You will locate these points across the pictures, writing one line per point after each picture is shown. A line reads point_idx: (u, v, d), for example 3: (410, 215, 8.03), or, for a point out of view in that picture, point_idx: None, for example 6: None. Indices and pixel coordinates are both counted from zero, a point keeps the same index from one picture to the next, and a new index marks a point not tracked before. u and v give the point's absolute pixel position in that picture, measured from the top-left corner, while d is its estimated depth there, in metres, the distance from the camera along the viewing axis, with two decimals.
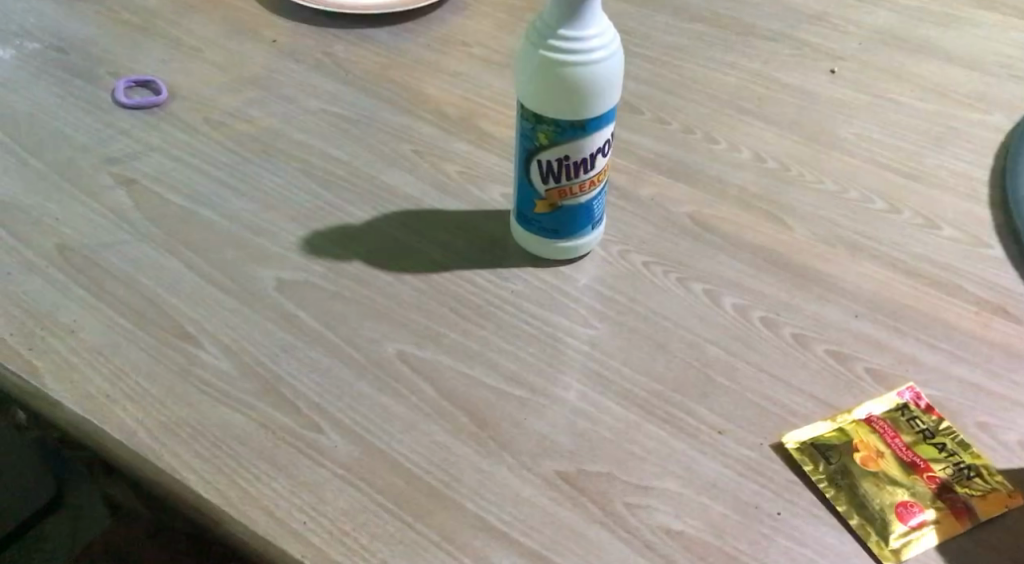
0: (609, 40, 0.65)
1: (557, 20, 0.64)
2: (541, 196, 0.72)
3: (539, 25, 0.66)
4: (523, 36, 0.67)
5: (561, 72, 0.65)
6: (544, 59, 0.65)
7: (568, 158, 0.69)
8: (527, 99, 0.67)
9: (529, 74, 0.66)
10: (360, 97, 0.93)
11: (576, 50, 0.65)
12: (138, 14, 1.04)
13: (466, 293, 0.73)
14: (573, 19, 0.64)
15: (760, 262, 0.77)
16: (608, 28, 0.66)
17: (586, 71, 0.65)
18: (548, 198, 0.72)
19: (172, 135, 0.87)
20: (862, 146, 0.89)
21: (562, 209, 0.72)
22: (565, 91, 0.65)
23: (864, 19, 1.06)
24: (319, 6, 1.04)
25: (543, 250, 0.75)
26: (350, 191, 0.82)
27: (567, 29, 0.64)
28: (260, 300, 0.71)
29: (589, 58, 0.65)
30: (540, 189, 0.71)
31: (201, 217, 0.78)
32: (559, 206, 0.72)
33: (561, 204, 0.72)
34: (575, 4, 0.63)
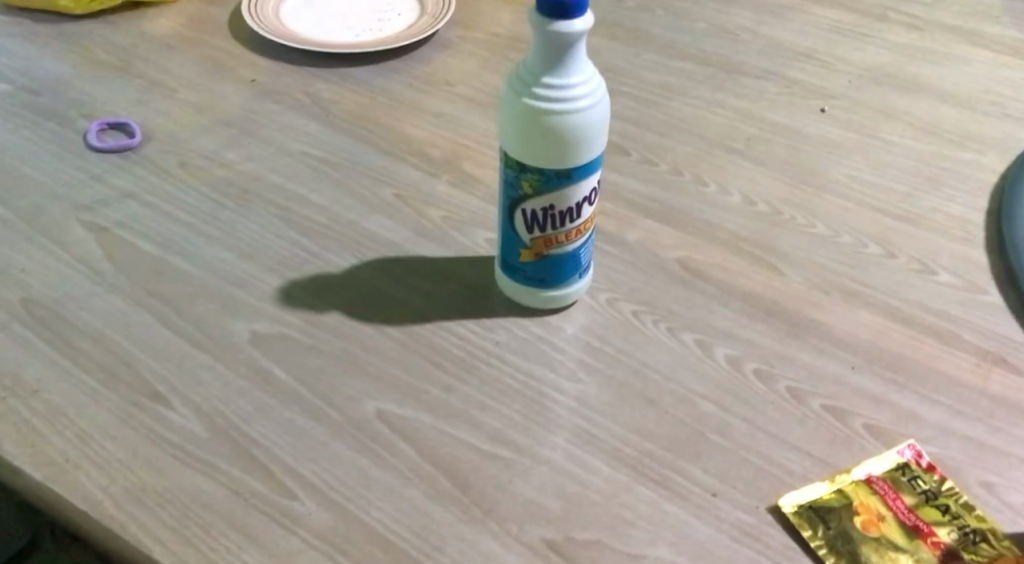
0: (595, 87, 0.63)
1: (541, 67, 0.62)
2: (526, 244, 0.70)
3: (522, 71, 0.63)
4: (505, 83, 0.65)
5: (546, 122, 0.63)
6: (528, 107, 0.63)
7: (554, 206, 0.67)
8: (511, 147, 0.65)
9: (513, 122, 0.64)
10: (341, 139, 0.91)
11: (561, 99, 0.62)
12: (113, 53, 1.02)
13: (448, 345, 0.70)
14: (559, 67, 0.62)
15: (753, 311, 0.74)
16: (594, 75, 0.64)
17: (571, 120, 0.63)
18: (533, 247, 0.69)
19: (146, 180, 0.84)
20: (855, 187, 0.87)
21: (548, 258, 0.70)
22: (550, 140, 0.63)
23: (854, 57, 1.04)
24: (299, 45, 1.02)
25: (528, 299, 0.73)
26: (329, 237, 0.79)
27: (552, 77, 0.62)
28: (234, 355, 0.68)
29: (575, 106, 0.63)
30: (525, 237, 0.69)
31: (174, 267, 0.76)
32: (544, 255, 0.70)
33: (546, 253, 0.70)
34: (561, 52, 0.61)
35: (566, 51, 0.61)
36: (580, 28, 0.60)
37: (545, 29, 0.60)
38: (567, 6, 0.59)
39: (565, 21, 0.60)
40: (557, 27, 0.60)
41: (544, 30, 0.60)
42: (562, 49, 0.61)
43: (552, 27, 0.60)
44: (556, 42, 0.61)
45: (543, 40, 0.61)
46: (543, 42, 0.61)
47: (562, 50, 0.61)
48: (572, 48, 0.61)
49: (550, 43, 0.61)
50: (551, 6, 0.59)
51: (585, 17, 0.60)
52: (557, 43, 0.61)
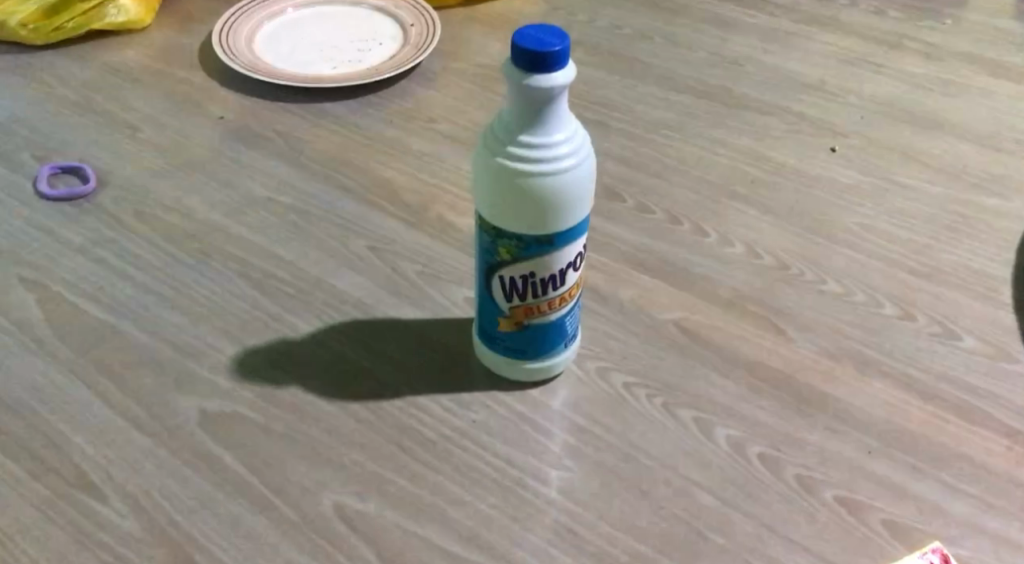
0: (579, 145, 0.57)
1: (518, 124, 0.56)
2: (505, 312, 0.62)
3: (496, 128, 0.57)
4: (477, 140, 0.58)
5: (523, 184, 0.56)
6: (503, 168, 0.56)
7: (534, 273, 0.60)
8: (485, 210, 0.59)
9: (487, 184, 0.58)
10: (312, 183, 0.84)
11: (541, 159, 0.56)
12: (73, 86, 0.95)
13: (418, 424, 0.63)
14: (538, 124, 0.56)
15: (757, 383, 0.67)
16: (578, 133, 0.57)
17: (552, 182, 0.56)
18: (512, 316, 0.62)
19: (97, 232, 0.78)
20: (869, 239, 0.80)
21: (528, 328, 0.63)
22: (529, 204, 0.57)
23: (866, 90, 0.97)
24: (271, 78, 0.95)
25: (508, 370, 0.66)
26: (292, 296, 0.73)
27: (530, 135, 0.56)
28: (179, 438, 0.62)
29: (556, 167, 0.56)
30: (504, 307, 0.62)
31: (121, 333, 0.69)
32: (525, 324, 0.63)
33: (527, 323, 0.63)
34: (539, 108, 0.55)
35: (546, 106, 0.55)
36: (560, 83, 0.54)
37: (522, 83, 0.54)
38: (546, 58, 0.53)
39: (544, 74, 0.54)
40: (535, 81, 0.54)
41: (520, 84, 0.54)
42: (541, 104, 0.55)
43: (530, 81, 0.54)
44: (534, 97, 0.54)
45: (520, 95, 0.55)
46: (519, 97, 0.55)
47: (541, 106, 0.55)
48: (552, 103, 0.55)
49: (527, 98, 0.55)
50: (528, 58, 0.53)
51: (566, 71, 0.54)
52: (536, 98, 0.54)
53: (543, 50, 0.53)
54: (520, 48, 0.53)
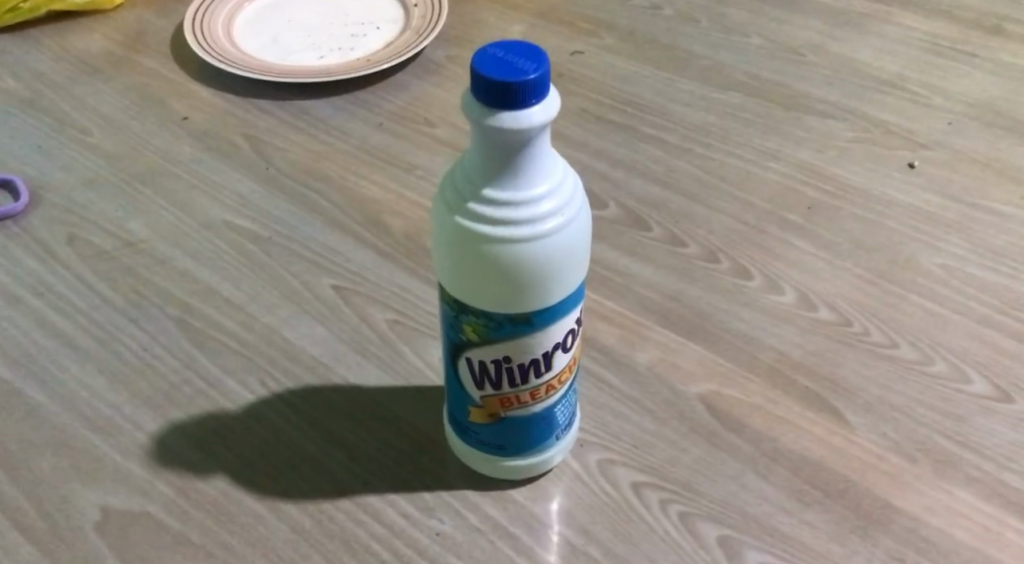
0: (569, 200, 0.43)
1: (484, 174, 0.42)
2: (476, 402, 0.49)
3: (458, 177, 0.43)
4: (436, 191, 0.45)
5: (490, 252, 0.43)
6: (464, 230, 0.43)
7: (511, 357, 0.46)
8: (447, 282, 0.45)
9: (447, 249, 0.44)
10: (279, 203, 0.71)
11: (514, 220, 0.42)
12: (23, 78, 0.83)
13: (367, 537, 0.51)
14: (511, 176, 0.42)
15: (803, 487, 0.53)
16: (567, 184, 0.43)
17: (529, 251, 0.42)
18: (486, 407, 0.49)
19: (18, 263, 0.66)
20: (954, 286, 0.64)
21: (507, 422, 0.49)
22: (499, 278, 0.43)
23: (955, 87, 0.80)
24: (244, 71, 0.82)
25: (485, 465, 0.52)
26: (235, 352, 0.60)
27: (499, 187, 0.42)
28: (70, 548, 0.50)
29: (535, 230, 0.42)
30: (474, 395, 0.48)
31: (24, 399, 0.57)
32: (503, 417, 0.49)
33: (505, 415, 0.49)
34: (511, 154, 0.41)
35: (519, 151, 0.41)
36: (538, 122, 0.40)
37: (486, 121, 0.40)
38: (516, 89, 0.40)
39: (516, 112, 0.40)
40: (502, 119, 0.40)
41: (483, 123, 0.40)
42: (513, 149, 0.41)
43: (497, 119, 0.40)
44: (502, 140, 0.41)
45: (484, 137, 0.41)
46: (484, 140, 0.41)
47: (512, 151, 0.41)
48: (527, 147, 0.41)
49: (492, 141, 0.41)
50: (493, 89, 0.40)
51: (547, 107, 0.41)
52: (504, 142, 0.41)
53: (516, 80, 0.39)
54: (483, 77, 0.40)
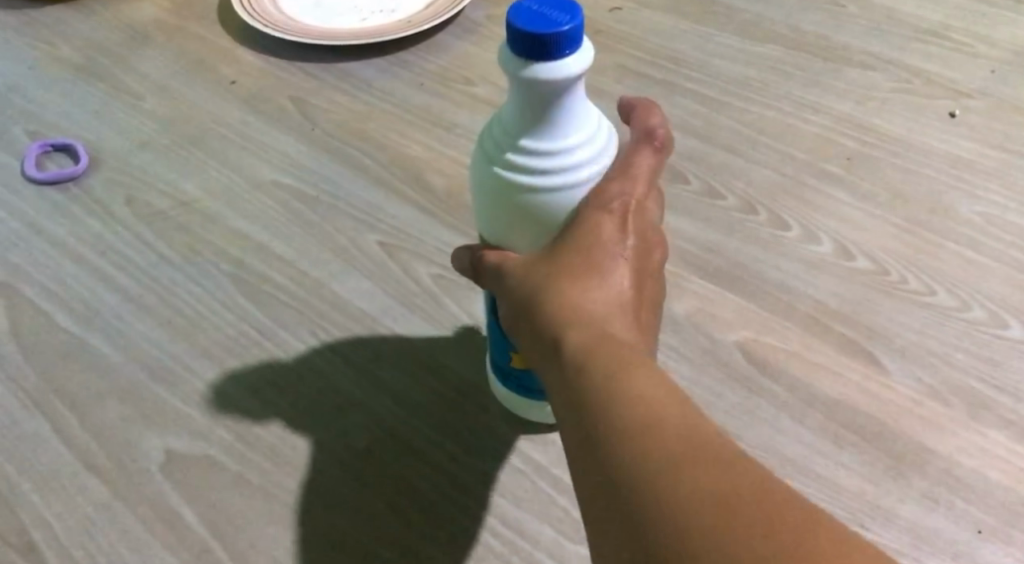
0: (601, 151, 0.45)
1: (521, 127, 0.44)
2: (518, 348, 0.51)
3: (494, 127, 0.45)
4: (474, 151, 0.46)
5: (528, 201, 0.44)
6: (501, 181, 0.44)
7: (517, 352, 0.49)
8: (485, 230, 0.47)
9: (483, 199, 0.46)
10: (326, 162, 0.73)
11: (549, 170, 0.44)
12: (79, 46, 0.86)
13: (415, 480, 0.53)
14: (546, 125, 0.43)
15: (838, 431, 0.54)
16: (601, 135, 0.45)
17: (563, 198, 0.44)
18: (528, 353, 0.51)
19: (81, 223, 0.69)
20: (993, 234, 0.64)
21: None
22: (533, 226, 0.45)
23: (999, 35, 0.80)
24: (289, 34, 0.84)
25: (529, 410, 0.55)
26: (286, 305, 0.63)
27: (535, 138, 0.43)
28: (136, 488, 0.53)
29: (570, 179, 0.44)
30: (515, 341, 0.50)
31: (90, 351, 0.60)
32: None
33: None
34: (547, 105, 0.43)
35: (554, 100, 0.43)
36: (573, 72, 0.42)
37: (522, 72, 0.42)
38: (550, 41, 0.41)
39: (550, 62, 0.41)
40: (538, 70, 0.42)
41: (520, 75, 0.42)
42: (550, 99, 0.43)
43: (531, 69, 0.42)
44: (537, 89, 0.42)
45: (521, 88, 0.42)
46: (520, 91, 0.43)
47: (549, 103, 0.43)
48: (563, 96, 0.43)
49: (529, 93, 0.42)
50: (527, 40, 0.41)
51: (581, 56, 0.42)
52: (541, 92, 0.42)
53: (547, 31, 0.41)
54: (516, 29, 0.41)
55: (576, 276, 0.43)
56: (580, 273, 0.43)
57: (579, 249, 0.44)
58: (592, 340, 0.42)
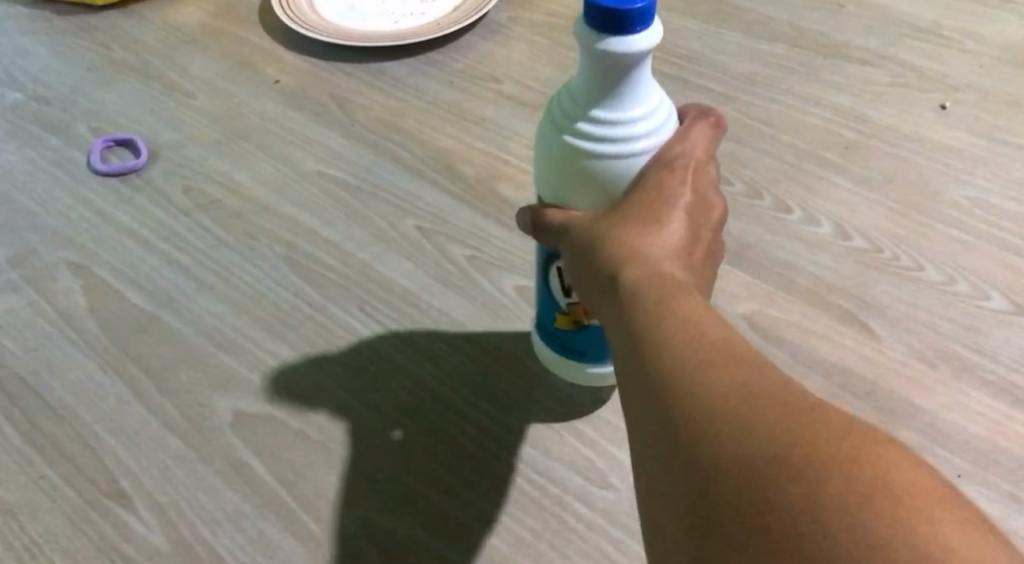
0: (659, 125, 0.50)
1: (590, 97, 0.49)
2: (564, 310, 0.56)
3: (565, 97, 0.50)
4: (544, 118, 0.51)
5: (590, 164, 0.49)
6: (569, 144, 0.49)
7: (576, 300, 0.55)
8: (547, 190, 0.52)
9: (548, 159, 0.51)
10: (366, 155, 0.80)
11: (611, 136, 0.49)
12: (132, 49, 0.93)
13: (457, 434, 0.60)
14: (614, 97, 0.48)
15: (835, 390, 0.60)
16: (661, 111, 0.50)
17: (621, 163, 0.49)
18: (572, 314, 0.56)
19: (145, 211, 0.76)
20: (979, 215, 0.70)
21: (587, 329, 0.57)
22: (592, 185, 0.50)
23: (988, 33, 0.86)
24: (326, 36, 0.90)
25: (572, 373, 0.60)
26: (336, 284, 0.69)
27: (602, 108, 0.49)
28: (210, 443, 0.60)
29: (630, 147, 0.49)
30: (560, 301, 0.56)
31: (161, 325, 0.67)
32: (584, 324, 0.56)
33: (586, 324, 0.56)
34: (615, 77, 0.48)
35: (623, 74, 0.48)
36: (641, 48, 0.47)
37: (596, 45, 0.47)
38: (624, 17, 0.46)
39: (623, 37, 0.46)
40: (611, 43, 0.47)
41: (595, 47, 0.47)
42: (619, 72, 0.48)
43: (605, 43, 0.47)
44: (609, 62, 0.47)
45: (594, 60, 0.47)
46: (593, 63, 0.48)
47: (617, 75, 0.48)
48: (631, 70, 0.48)
49: (601, 66, 0.47)
50: (605, 16, 0.46)
51: (649, 35, 0.47)
52: (611, 65, 0.47)
53: (622, 9, 0.46)
54: (595, 5, 0.46)
55: (636, 223, 0.49)
56: (641, 222, 0.49)
57: (641, 201, 0.49)
58: (650, 274, 0.47)
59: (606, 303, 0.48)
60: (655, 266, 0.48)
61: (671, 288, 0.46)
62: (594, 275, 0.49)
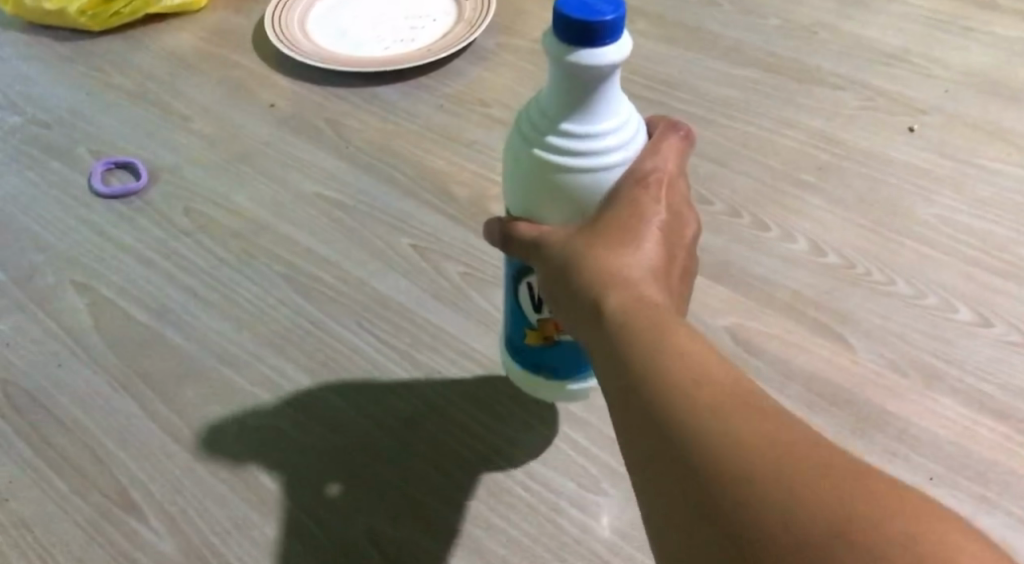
0: (628, 138, 0.49)
1: (560, 110, 0.48)
2: (533, 325, 0.55)
3: (535, 109, 0.50)
4: (514, 130, 0.51)
5: (561, 177, 0.49)
6: (539, 158, 0.48)
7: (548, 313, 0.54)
8: (518, 203, 0.51)
9: (519, 172, 0.50)
10: (361, 176, 0.83)
11: (582, 149, 0.48)
12: (129, 74, 0.95)
13: (455, 444, 0.63)
14: (584, 110, 0.48)
15: (814, 399, 0.64)
16: (630, 123, 0.50)
17: (591, 177, 0.49)
18: (542, 329, 0.55)
19: (147, 231, 0.78)
20: (947, 232, 0.74)
21: (559, 345, 0.55)
22: (563, 198, 0.49)
23: (953, 58, 0.91)
24: (319, 62, 0.93)
25: (543, 391, 0.58)
26: (334, 301, 0.72)
27: (572, 121, 0.48)
28: (217, 455, 0.62)
29: (601, 160, 0.48)
30: (530, 317, 0.55)
31: (166, 341, 0.69)
32: (556, 340, 0.55)
33: (558, 339, 0.55)
34: (585, 89, 0.47)
35: (592, 87, 0.47)
36: (612, 60, 0.46)
37: (566, 58, 0.46)
38: (593, 29, 0.45)
39: (592, 50, 0.46)
40: (580, 56, 0.46)
41: (565, 59, 0.46)
42: (589, 85, 0.47)
43: (575, 55, 0.46)
44: (579, 74, 0.47)
45: (563, 72, 0.47)
46: (562, 75, 0.47)
47: (585, 88, 0.47)
48: (601, 83, 0.47)
49: (571, 78, 0.47)
50: (574, 29, 0.46)
51: (618, 47, 0.47)
52: (581, 77, 0.47)
53: (591, 22, 0.45)
54: (565, 18, 0.46)
55: (613, 242, 0.49)
56: (618, 243, 0.49)
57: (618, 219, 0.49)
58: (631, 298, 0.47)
59: (586, 324, 0.48)
60: (635, 288, 0.48)
61: (651, 312, 0.47)
62: (571, 293, 0.49)
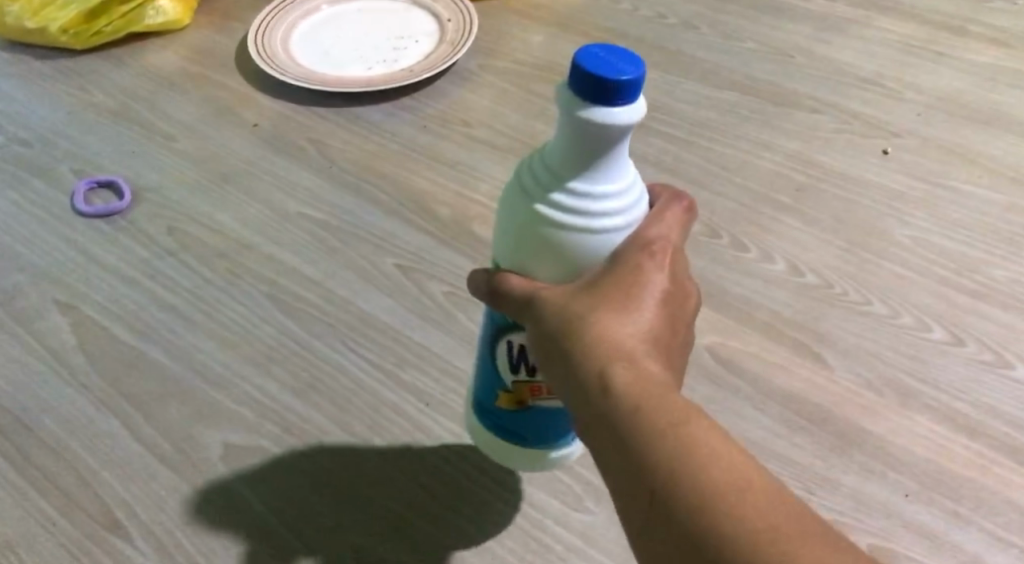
0: (632, 203, 0.47)
1: (566, 166, 0.46)
2: (507, 387, 0.53)
3: (539, 162, 0.48)
4: (513, 181, 0.48)
5: (559, 234, 0.47)
6: (539, 212, 0.46)
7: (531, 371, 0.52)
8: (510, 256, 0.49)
9: (514, 224, 0.48)
10: (344, 196, 0.83)
11: (584, 209, 0.46)
12: (112, 93, 0.95)
13: (442, 467, 0.64)
14: (591, 170, 0.46)
15: (792, 417, 0.65)
16: (637, 188, 0.48)
17: (589, 239, 0.47)
18: (515, 393, 0.53)
19: (131, 251, 0.78)
20: (920, 253, 0.76)
21: (531, 412, 0.53)
22: (560, 256, 0.47)
23: (924, 82, 0.93)
24: (302, 82, 0.94)
25: (507, 458, 0.56)
26: (319, 320, 0.72)
27: (577, 178, 0.46)
28: (203, 475, 0.62)
29: (603, 222, 0.46)
30: (505, 378, 0.53)
31: (151, 361, 0.69)
32: (529, 405, 0.53)
33: (531, 404, 0.53)
34: (594, 148, 0.45)
35: (602, 146, 0.45)
36: (626, 120, 0.44)
37: (578, 113, 0.45)
38: (611, 86, 0.44)
39: (607, 109, 0.44)
40: (595, 112, 0.44)
41: (578, 114, 0.44)
42: (599, 145, 0.45)
43: (589, 112, 0.44)
44: (590, 130, 0.45)
45: (574, 127, 0.45)
46: (572, 130, 0.45)
47: (594, 145, 0.45)
48: (611, 143, 0.45)
49: (581, 134, 0.45)
50: (592, 84, 0.44)
51: (634, 110, 0.45)
52: (592, 134, 0.45)
53: (609, 80, 0.44)
54: (582, 72, 0.44)
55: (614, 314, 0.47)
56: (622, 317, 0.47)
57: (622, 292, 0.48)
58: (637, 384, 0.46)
59: (588, 401, 0.47)
60: (640, 370, 0.46)
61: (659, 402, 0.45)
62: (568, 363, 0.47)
